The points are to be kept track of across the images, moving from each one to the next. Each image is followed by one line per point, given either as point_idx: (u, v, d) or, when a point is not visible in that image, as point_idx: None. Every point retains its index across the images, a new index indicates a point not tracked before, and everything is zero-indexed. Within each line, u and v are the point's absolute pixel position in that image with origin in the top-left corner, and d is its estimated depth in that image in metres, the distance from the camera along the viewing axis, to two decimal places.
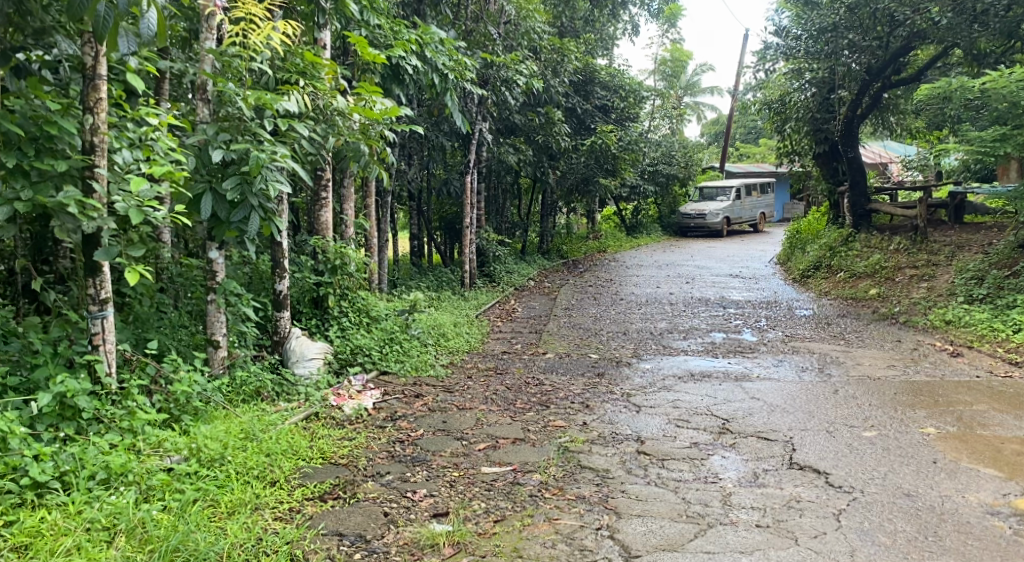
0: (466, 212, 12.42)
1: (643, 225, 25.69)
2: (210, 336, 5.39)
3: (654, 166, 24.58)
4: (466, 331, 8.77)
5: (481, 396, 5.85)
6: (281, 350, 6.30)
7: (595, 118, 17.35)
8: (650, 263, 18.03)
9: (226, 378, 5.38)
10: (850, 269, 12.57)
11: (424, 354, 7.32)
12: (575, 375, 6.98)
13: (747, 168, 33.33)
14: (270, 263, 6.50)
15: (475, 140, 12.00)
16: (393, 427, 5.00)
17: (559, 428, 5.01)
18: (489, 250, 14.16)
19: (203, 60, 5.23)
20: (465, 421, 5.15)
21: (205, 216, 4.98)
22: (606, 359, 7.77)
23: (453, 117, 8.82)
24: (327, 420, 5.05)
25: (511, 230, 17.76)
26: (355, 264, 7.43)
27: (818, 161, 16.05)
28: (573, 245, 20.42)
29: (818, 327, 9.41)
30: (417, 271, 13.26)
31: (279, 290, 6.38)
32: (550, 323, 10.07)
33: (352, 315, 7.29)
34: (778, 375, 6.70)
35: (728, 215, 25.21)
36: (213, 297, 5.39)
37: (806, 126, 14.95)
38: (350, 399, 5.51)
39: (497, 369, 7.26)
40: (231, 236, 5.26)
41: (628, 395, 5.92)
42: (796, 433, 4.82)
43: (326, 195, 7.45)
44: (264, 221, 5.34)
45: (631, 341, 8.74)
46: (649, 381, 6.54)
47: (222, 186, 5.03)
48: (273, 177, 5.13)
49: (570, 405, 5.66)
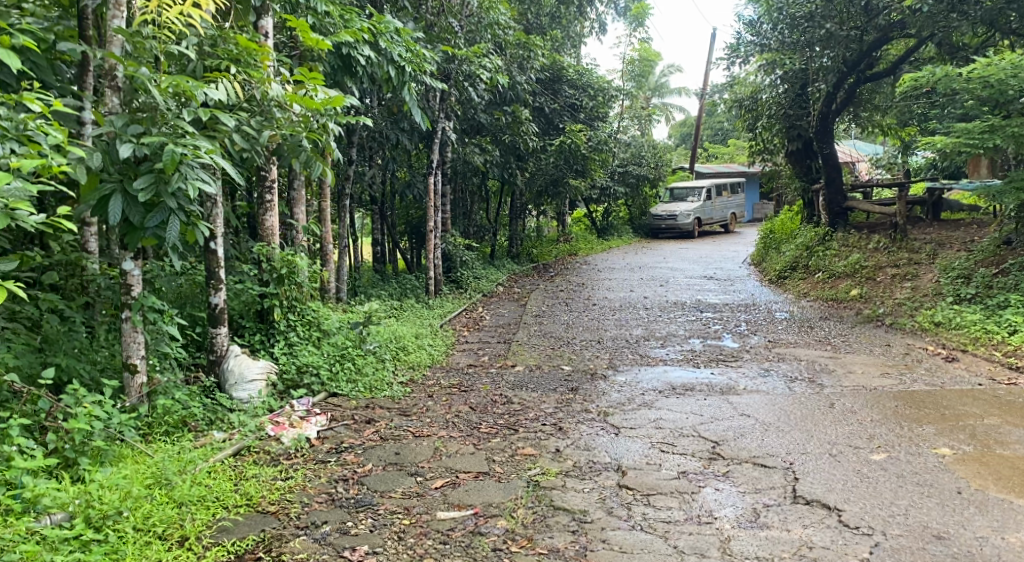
0: (430, 215, 11.76)
1: (614, 227, 25.28)
2: (126, 360, 4.69)
3: (623, 167, 24.15)
4: (428, 343, 8.11)
5: (441, 420, 5.21)
6: (217, 371, 5.69)
7: (563, 117, 16.86)
8: (623, 266, 17.51)
9: (144, 408, 4.71)
10: (829, 269, 12.13)
11: (380, 371, 6.63)
12: (545, 391, 6.36)
13: (717, 168, 33.09)
14: (205, 274, 5.82)
15: (438, 139, 11.37)
16: (336, 462, 4.34)
17: (528, 457, 4.40)
18: (456, 254, 13.51)
19: (110, 42, 4.58)
20: (421, 452, 4.49)
21: (114, 221, 4.32)
22: (580, 372, 7.16)
23: (412, 114, 8.20)
24: (261, 456, 4.41)
25: (479, 235, 17.13)
26: (304, 273, 6.75)
27: (792, 158, 15.68)
28: (544, 249, 19.87)
29: (801, 331, 8.92)
30: (380, 279, 12.59)
31: (214, 305, 5.74)
32: (519, 332, 9.45)
33: (300, 329, 6.60)
34: (766, 386, 6.15)
35: (699, 216, 24.87)
36: (128, 314, 4.67)
37: (779, 123, 14.72)
38: (291, 427, 4.84)
39: (461, 385, 6.63)
40: (148, 244, 4.60)
41: (603, 415, 5.32)
42: (796, 458, 4.25)
43: (271, 198, 6.80)
44: (187, 225, 4.69)
45: (606, 350, 8.17)
46: (627, 396, 5.94)
47: (133, 185, 4.37)
48: (193, 174, 4.49)
49: (541, 428, 5.04)
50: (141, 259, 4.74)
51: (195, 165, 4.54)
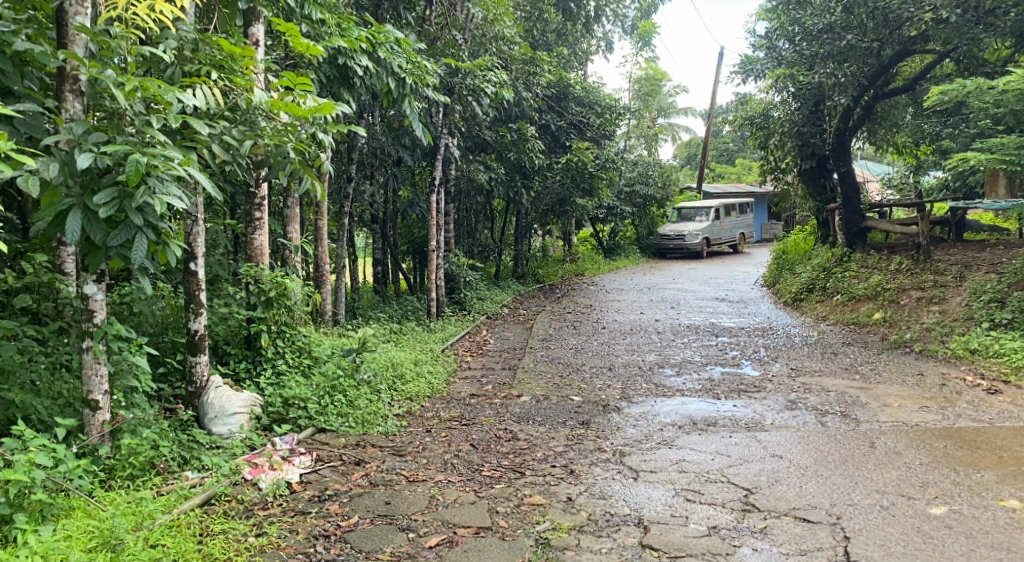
0: (431, 234, 11.27)
1: (620, 247, 24.84)
2: (86, 396, 4.20)
3: (631, 187, 23.72)
4: (428, 371, 7.59)
5: (439, 461, 4.68)
6: (196, 404, 5.27)
7: (570, 135, 16.55)
8: (631, 287, 17.01)
9: (107, 449, 4.22)
10: (848, 291, 11.60)
11: (375, 403, 6.08)
12: (553, 426, 5.82)
13: (723, 188, 32.61)
14: (185, 298, 5.39)
15: (441, 155, 10.95)
16: (318, 514, 3.81)
17: (536, 507, 3.88)
18: (459, 275, 13.04)
19: (72, 41, 4.16)
20: (415, 501, 3.97)
21: (71, 239, 3.85)
22: (590, 403, 6.62)
23: (413, 128, 7.75)
24: (234, 506, 3.90)
25: (483, 254, 16.64)
26: (295, 296, 6.27)
27: (805, 177, 15.30)
28: (549, 269, 19.38)
29: (825, 357, 8.38)
30: (380, 300, 12.12)
31: (194, 331, 5.30)
32: (525, 358, 8.92)
33: (289, 356, 6.11)
34: (796, 421, 5.59)
35: (707, 236, 24.40)
36: (89, 343, 4.18)
37: (791, 142, 14.13)
38: (271, 470, 4.35)
39: (462, 419, 6.09)
40: (112, 265, 4.14)
41: (620, 454, 4.78)
42: (843, 511, 3.73)
43: (260, 215, 6.37)
44: (156, 244, 4.23)
45: (619, 379, 7.65)
46: (644, 432, 5.41)
47: (93, 199, 3.91)
48: (161, 187, 4.04)
49: (550, 471, 4.52)
50: (106, 282, 4.27)
51: (164, 178, 4.11)
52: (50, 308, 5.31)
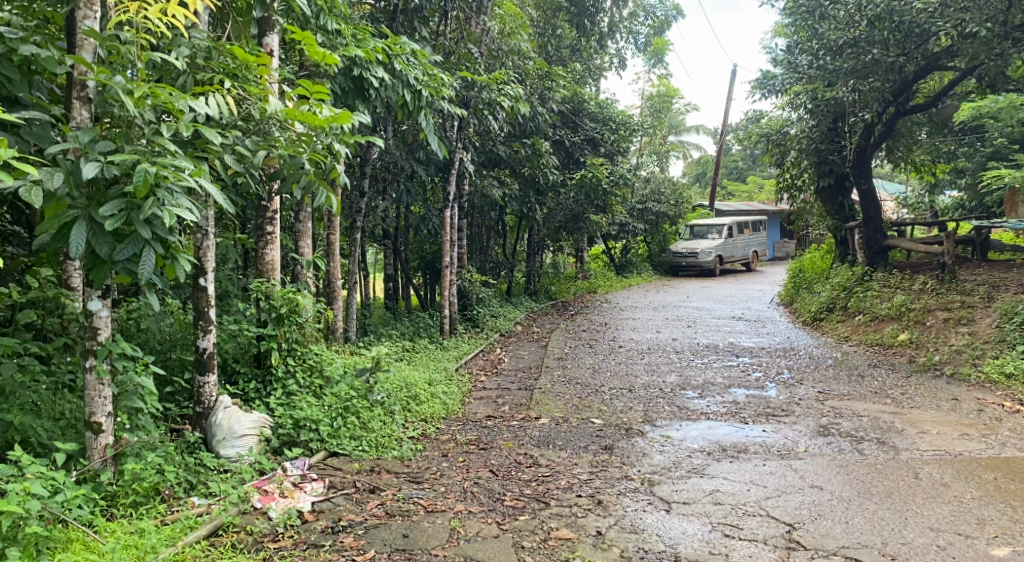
0: (444, 250, 11.07)
1: (633, 264, 24.59)
2: (88, 418, 3.98)
3: (643, 204, 23.51)
4: (442, 391, 7.34)
5: (458, 490, 4.43)
6: (204, 426, 5.07)
7: (583, 151, 16.38)
8: (645, 305, 16.75)
9: (109, 475, 3.99)
10: (871, 311, 11.32)
11: (388, 425, 5.84)
12: (575, 451, 5.56)
13: (736, 205, 32.34)
14: (194, 315, 5.21)
15: (454, 170, 10.78)
16: (331, 547, 3.57)
17: (564, 542, 3.63)
18: (472, 292, 12.82)
19: (80, 47, 3.98)
20: (436, 534, 3.72)
21: (75, 252, 3.65)
22: (612, 427, 6.36)
23: (428, 142, 7.58)
24: (243, 537, 3.67)
25: (495, 271, 16.43)
26: (307, 313, 6.07)
27: (823, 196, 15.14)
28: (562, 286, 19.16)
29: (852, 380, 8.08)
30: (391, 317, 11.91)
31: (202, 349, 5.14)
32: (540, 378, 8.67)
33: (300, 375, 5.89)
34: (831, 448, 5.31)
35: (721, 253, 24.12)
36: (92, 362, 3.97)
37: (809, 159, 14.15)
38: (281, 498, 4.13)
39: (479, 443, 5.84)
40: (119, 280, 3.94)
41: (648, 483, 4.52)
42: (896, 550, 3.47)
43: (272, 230, 6.20)
44: (164, 258, 4.04)
45: (639, 401, 7.39)
46: (671, 459, 5.14)
47: (99, 210, 3.73)
48: (170, 199, 3.86)
49: (575, 501, 4.27)
50: (111, 298, 4.07)
51: (174, 190, 3.92)
52: (55, 324, 5.14)
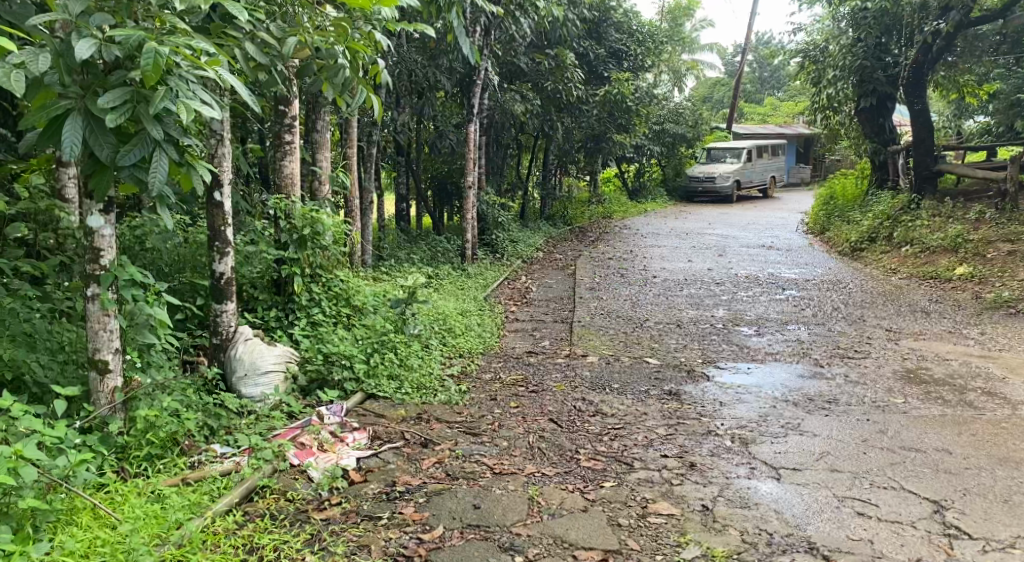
0: (467, 168, 10.26)
1: (647, 188, 23.71)
2: (92, 356, 3.31)
3: (661, 125, 22.44)
4: (477, 323, 6.70)
5: (523, 445, 3.82)
6: (222, 361, 4.44)
7: (608, 64, 15.33)
8: (667, 231, 16.03)
9: (119, 423, 3.35)
10: (921, 242, 10.64)
11: (427, 362, 5.22)
12: (638, 396, 4.95)
13: (752, 129, 31.17)
14: (208, 235, 4.49)
15: (480, 79, 9.86)
16: (392, 521, 2.97)
17: (670, 521, 3.04)
18: (492, 214, 12.08)
19: None
20: (514, 505, 3.12)
21: (69, 152, 2.90)
22: (669, 368, 5.75)
23: (461, 43, 6.69)
24: (284, 504, 3.07)
25: (511, 192, 15.61)
26: (333, 235, 5.35)
27: (863, 116, 14.02)
28: (578, 209, 18.35)
29: (917, 317, 7.47)
30: (408, 239, 11.18)
31: (219, 274, 4.45)
32: (577, 309, 8.02)
33: (327, 305, 5.23)
34: (930, 400, 4.71)
35: (740, 179, 23.21)
36: (94, 289, 3.28)
37: (851, 78, 13.15)
38: (322, 453, 3.53)
39: (529, 384, 5.24)
40: (126, 190, 3.20)
41: (741, 443, 3.92)
42: None
43: (292, 139, 5.41)
44: (179, 166, 3.30)
45: (690, 337, 6.76)
46: (753, 410, 4.53)
47: (98, 101, 2.95)
48: (186, 91, 3.10)
49: (662, 462, 3.67)
50: (114, 213, 3.34)
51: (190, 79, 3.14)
52: (50, 241, 4.42)
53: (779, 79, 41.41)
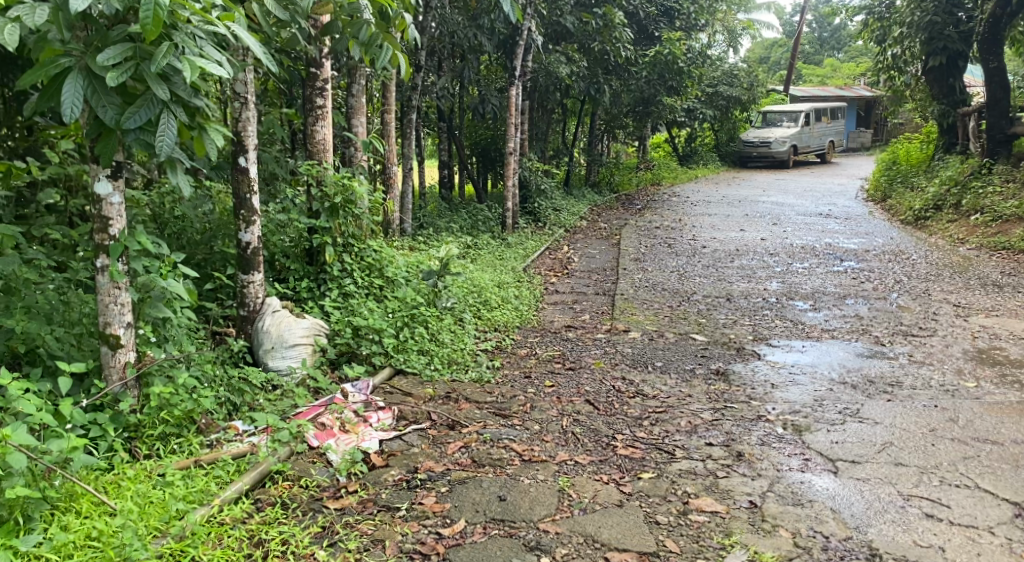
0: (509, 133, 9.93)
1: (698, 154, 22.95)
2: (104, 330, 3.17)
3: (713, 87, 21.63)
4: (514, 296, 6.45)
5: (557, 429, 3.58)
6: (249, 332, 4.30)
7: (659, 24, 14.80)
8: (718, 199, 15.46)
9: (133, 400, 3.21)
10: (992, 211, 9.99)
11: (459, 336, 5.00)
12: (682, 376, 4.65)
13: (811, 91, 29.86)
14: (233, 203, 4.30)
15: (523, 40, 9.50)
16: (409, 513, 2.77)
17: (713, 520, 2.76)
18: (533, 181, 11.77)
19: None
20: (543, 498, 2.89)
21: (68, 112, 2.70)
22: (716, 345, 5.42)
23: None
24: (298, 491, 2.88)
25: (556, 159, 15.20)
26: (365, 203, 5.14)
27: (931, 76, 13.12)
28: (625, 176, 17.83)
29: (989, 291, 6.96)
30: (448, 207, 10.94)
31: (245, 244, 4.28)
32: (620, 281, 7.70)
33: (358, 275, 5.03)
34: (1006, 386, 4.30)
35: (797, 143, 22.26)
36: (104, 260, 3.12)
37: (919, 34, 12.39)
38: (343, 434, 3.34)
39: (566, 361, 4.98)
40: (135, 154, 3.02)
41: (794, 431, 3.60)
42: None
43: (323, 103, 5.17)
44: (189, 129, 3.08)
45: (739, 312, 6.40)
46: (807, 394, 4.20)
47: (97, 59, 2.75)
48: (192, 47, 2.87)
49: (708, 450, 3.39)
50: (123, 180, 3.16)
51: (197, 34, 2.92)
52: (78, 206, 4.34)
53: (839, 39, 39.68)
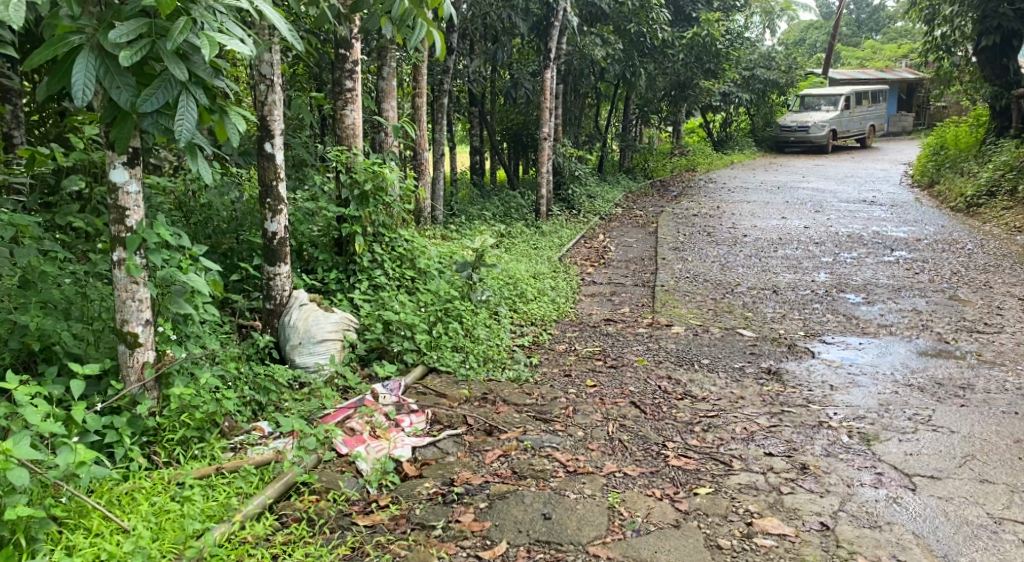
0: (542, 118, 9.62)
1: (734, 139, 22.39)
2: (121, 329, 2.97)
3: (750, 69, 20.95)
4: (550, 287, 6.18)
5: (602, 436, 3.33)
6: (276, 327, 4.09)
7: (696, 4, 14.41)
8: (757, 185, 14.99)
9: (154, 403, 3.02)
10: None
11: (495, 332, 4.75)
12: (732, 375, 4.36)
13: (851, 73, 28.95)
14: (260, 190, 4.09)
15: (557, 21, 9.17)
16: (446, 534, 2.55)
17: (781, 545, 2.49)
18: (566, 167, 11.47)
19: None
20: (591, 516, 2.64)
21: (79, 94, 2.48)
22: (766, 340, 5.11)
23: None
24: (326, 505, 2.67)
25: (589, 144, 14.85)
26: (396, 191, 4.90)
27: (983, 56, 12.52)
28: (659, 161, 17.40)
29: None
30: (479, 194, 10.68)
31: (271, 234, 4.06)
32: (658, 272, 7.40)
33: (390, 266, 4.81)
34: None
35: (836, 127, 21.53)
36: (120, 253, 2.93)
37: (971, 13, 11.80)
38: (374, 440, 3.12)
39: (607, 358, 4.71)
40: (154, 140, 2.80)
41: (861, 440, 3.30)
42: None
43: (353, 86, 4.92)
44: (210, 112, 2.86)
45: (788, 305, 6.07)
46: (873, 398, 3.88)
47: (109, 36, 2.52)
48: (210, 22, 2.63)
49: (770, 462, 3.10)
50: (140, 167, 2.95)
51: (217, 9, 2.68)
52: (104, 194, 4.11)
53: (878, 20, 38.57)
